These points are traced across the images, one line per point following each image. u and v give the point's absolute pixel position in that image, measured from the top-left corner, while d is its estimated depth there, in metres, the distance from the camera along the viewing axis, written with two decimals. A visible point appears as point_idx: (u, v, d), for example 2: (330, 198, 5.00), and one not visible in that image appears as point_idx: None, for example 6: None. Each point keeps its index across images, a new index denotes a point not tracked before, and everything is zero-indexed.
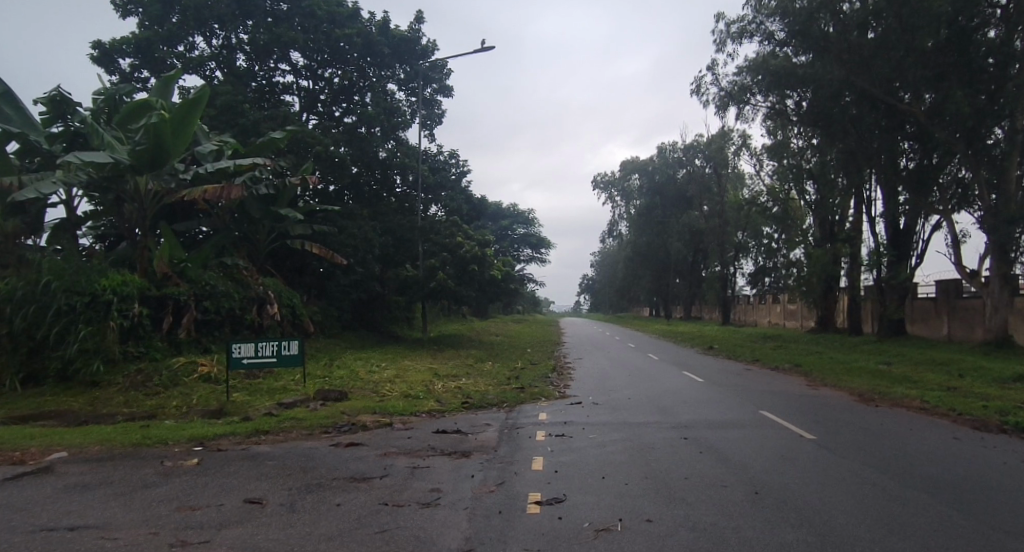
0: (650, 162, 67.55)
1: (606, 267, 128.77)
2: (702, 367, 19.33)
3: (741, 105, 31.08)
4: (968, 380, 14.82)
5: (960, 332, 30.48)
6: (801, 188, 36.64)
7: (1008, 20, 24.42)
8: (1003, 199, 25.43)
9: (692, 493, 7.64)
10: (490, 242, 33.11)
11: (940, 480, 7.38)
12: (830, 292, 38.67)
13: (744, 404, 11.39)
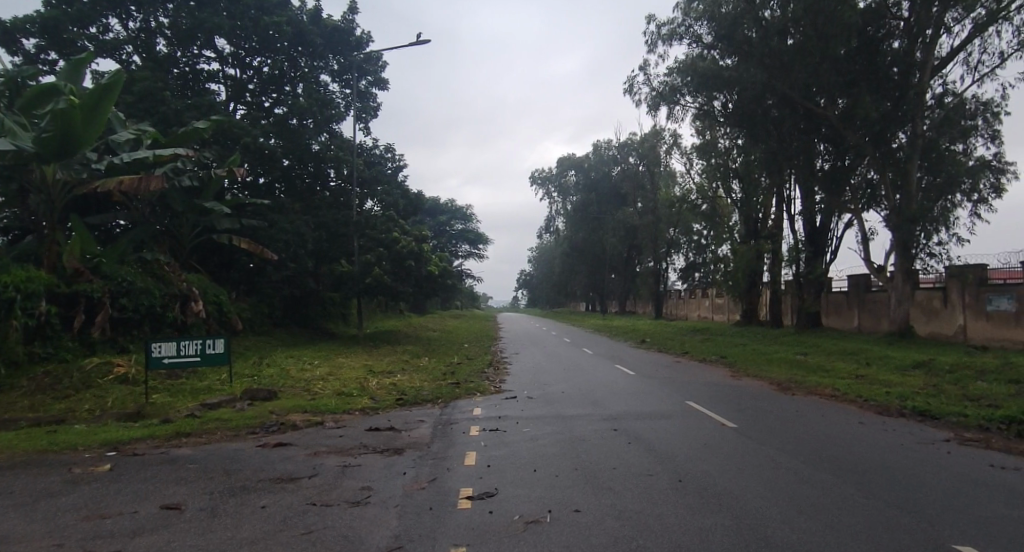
0: (586, 160, 69.62)
1: (544, 264, 130.27)
2: (634, 360, 19.87)
3: (671, 105, 31.68)
4: (874, 368, 15.82)
5: (868, 324, 32.43)
6: (727, 186, 38.22)
7: (910, 31, 26.33)
8: (905, 199, 27.25)
9: (619, 482, 7.87)
10: (428, 238, 32.96)
11: (846, 462, 7.87)
12: (754, 286, 40.52)
13: (671, 395, 11.80)
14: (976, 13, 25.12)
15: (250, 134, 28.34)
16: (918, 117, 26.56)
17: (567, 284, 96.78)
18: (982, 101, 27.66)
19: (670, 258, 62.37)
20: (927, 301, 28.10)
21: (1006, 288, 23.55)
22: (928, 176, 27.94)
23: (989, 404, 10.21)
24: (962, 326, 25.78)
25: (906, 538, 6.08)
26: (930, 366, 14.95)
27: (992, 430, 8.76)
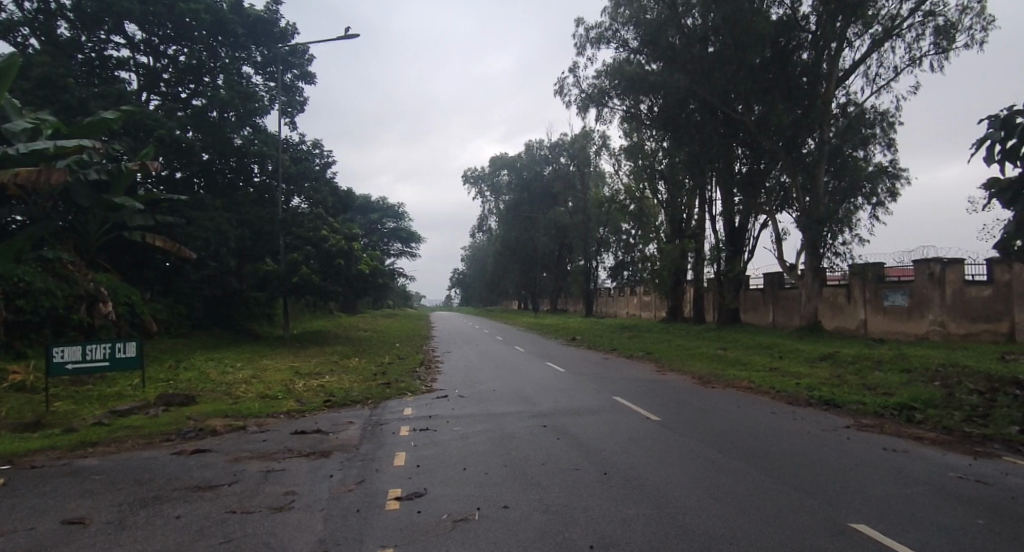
0: (519, 159, 70.20)
1: (479, 262, 130.64)
2: (563, 357, 20.24)
3: (600, 107, 32.10)
4: (786, 360, 16.87)
5: (782, 318, 34.33)
6: (654, 187, 39.52)
7: (817, 44, 28.13)
8: (814, 202, 28.83)
9: (547, 477, 8.01)
10: (358, 236, 32.32)
11: (759, 450, 8.31)
12: (678, 284, 41.99)
13: (600, 391, 12.08)
14: (874, 29, 27.12)
15: (165, 126, 26.85)
16: (825, 124, 28.38)
17: (501, 281, 97.15)
18: (879, 112, 29.94)
19: (599, 256, 63.74)
20: (832, 297, 29.95)
21: (900, 284, 25.50)
22: (833, 179, 30.15)
23: (885, 391, 11.09)
24: (863, 320, 27.66)
25: (810, 520, 6.50)
26: (835, 358, 16.07)
27: (887, 416, 9.51)
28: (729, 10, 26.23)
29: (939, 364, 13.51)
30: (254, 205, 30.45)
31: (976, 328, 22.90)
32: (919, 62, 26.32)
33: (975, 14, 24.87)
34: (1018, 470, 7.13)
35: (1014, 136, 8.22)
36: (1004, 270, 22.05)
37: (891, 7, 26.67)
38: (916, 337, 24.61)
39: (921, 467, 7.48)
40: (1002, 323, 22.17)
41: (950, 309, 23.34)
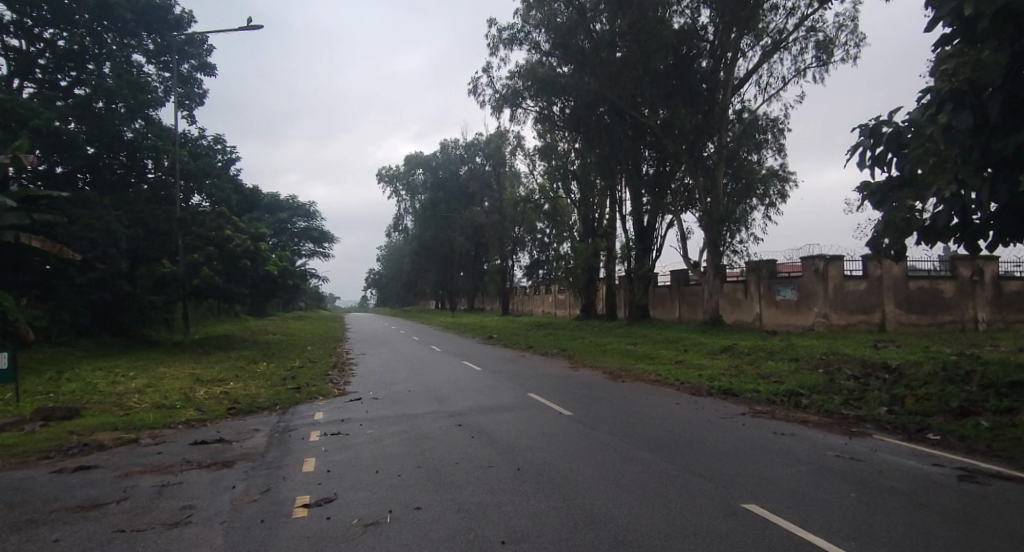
0: (434, 158, 68.31)
1: (395, 262, 128.66)
2: (479, 355, 20.25)
3: (514, 108, 32.27)
4: (689, 352, 17.94)
5: (688, 314, 35.99)
6: (567, 187, 40.36)
7: (714, 53, 29.55)
8: (714, 204, 30.36)
9: (461, 476, 8.02)
10: (265, 235, 32.39)
11: (664, 440, 8.69)
12: (592, 282, 42.99)
13: (515, 388, 12.25)
14: (764, 41, 29.28)
15: (42, 116, 24.60)
16: (723, 129, 30.05)
17: (417, 280, 95.79)
18: (771, 119, 32.09)
19: (515, 255, 64.14)
20: (732, 292, 31.54)
21: (790, 279, 27.28)
22: (732, 181, 31.88)
23: (775, 380, 11.90)
24: (758, 314, 29.30)
25: (707, 503, 6.87)
26: (733, 350, 17.07)
27: (777, 403, 10.23)
28: (634, 18, 27.18)
29: (822, 352, 14.66)
30: (149, 203, 28.49)
31: (853, 320, 25.29)
32: (803, 73, 28.39)
33: (850, 31, 27.07)
34: (885, 446, 7.87)
35: (882, 144, 9.03)
36: (876, 265, 25.41)
37: (779, 22, 28.78)
38: (804, 329, 26.24)
39: (806, 448, 8.09)
40: (874, 314, 25.35)
41: (832, 303, 25.19)
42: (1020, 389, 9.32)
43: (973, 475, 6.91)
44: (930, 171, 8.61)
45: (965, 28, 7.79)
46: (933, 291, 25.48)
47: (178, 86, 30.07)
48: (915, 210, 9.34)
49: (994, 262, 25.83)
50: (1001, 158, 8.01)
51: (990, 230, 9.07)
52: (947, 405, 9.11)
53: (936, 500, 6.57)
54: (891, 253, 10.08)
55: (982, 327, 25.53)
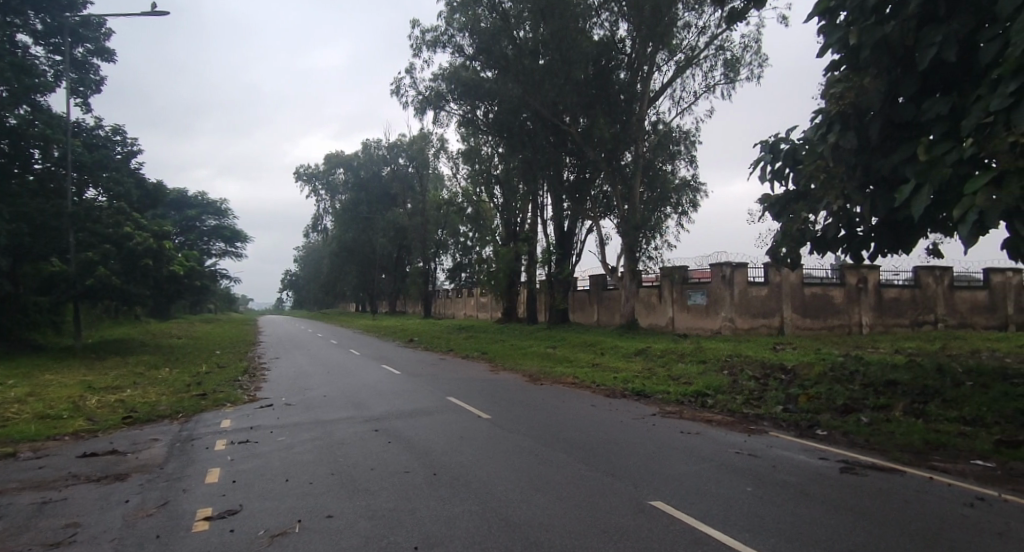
0: (355, 157, 68.43)
1: (313, 264, 124.60)
2: (399, 358, 20.00)
3: (437, 110, 32.10)
4: (607, 356, 18.49)
5: (605, 318, 36.93)
6: (490, 192, 40.55)
7: (632, 66, 30.53)
8: (630, 211, 31.36)
9: (375, 483, 7.87)
10: (169, 233, 30.42)
11: (577, 442, 8.90)
12: (513, 285, 43.33)
13: (434, 392, 12.19)
14: (678, 56, 30.56)
15: None
16: (640, 139, 31.35)
17: (338, 282, 93.18)
18: (685, 131, 32.80)
19: (438, 258, 63.67)
20: (647, 297, 32.54)
21: (700, 284, 28.55)
22: (648, 190, 32.62)
23: (685, 381, 12.48)
24: (671, 318, 30.41)
25: (617, 501, 7.08)
26: (646, 353, 17.70)
27: (685, 403, 10.71)
28: (557, 27, 27.75)
29: (728, 355, 15.49)
30: (36, 197, 26.28)
31: (755, 324, 26.94)
32: (712, 89, 29.89)
33: (754, 52, 28.78)
34: (779, 442, 8.42)
35: (780, 159, 9.64)
36: (776, 272, 27.04)
37: (692, 39, 30.11)
38: (711, 333, 27.59)
39: (708, 446, 8.52)
40: (774, 318, 27.01)
41: (736, 307, 26.78)
42: (895, 387, 10.26)
43: (853, 467, 7.52)
44: (820, 186, 9.32)
45: (850, 56, 8.49)
46: (825, 297, 27.41)
47: (72, 72, 28.01)
48: (808, 221, 10.06)
49: (876, 270, 27.83)
50: (879, 176, 8.81)
51: (871, 241, 9.91)
52: (835, 402, 9.88)
53: (822, 491, 7.09)
54: (788, 261, 10.80)
55: (866, 331, 27.53)
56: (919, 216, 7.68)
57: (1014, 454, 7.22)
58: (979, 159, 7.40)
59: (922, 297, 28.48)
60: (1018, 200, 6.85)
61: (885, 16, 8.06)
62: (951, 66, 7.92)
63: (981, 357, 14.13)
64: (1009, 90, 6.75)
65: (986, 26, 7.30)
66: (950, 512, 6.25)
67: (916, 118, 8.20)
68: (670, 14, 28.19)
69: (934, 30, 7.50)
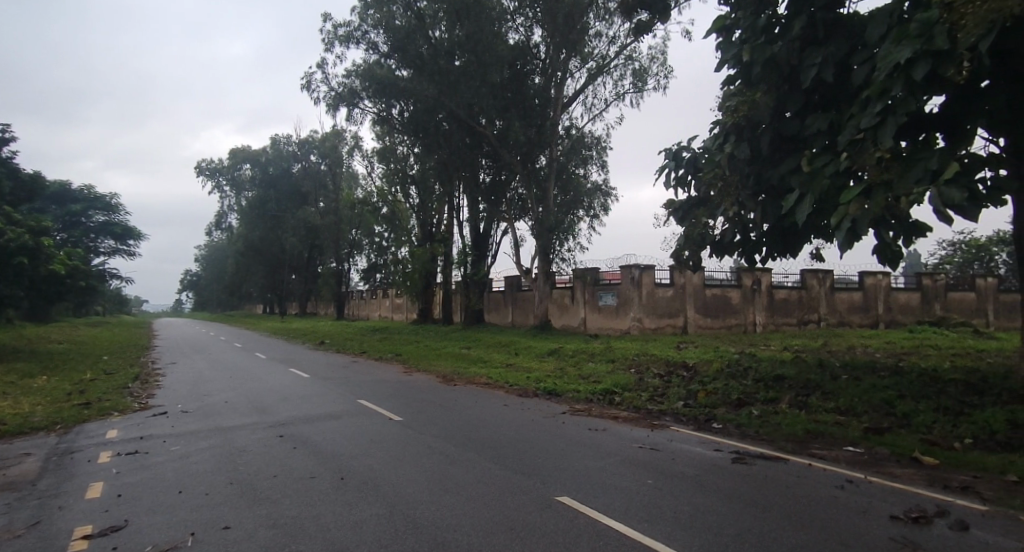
0: (263, 153, 67.24)
1: (216, 264, 118.18)
2: (308, 362, 19.34)
3: (350, 108, 31.39)
4: (520, 356, 18.77)
5: (519, 318, 37.35)
6: (406, 192, 40.13)
7: (546, 71, 31.06)
8: (544, 212, 31.89)
9: (278, 490, 7.57)
10: (47, 229, 27.97)
11: (488, 442, 8.96)
12: (429, 286, 42.95)
13: (345, 395, 11.92)
14: (589, 64, 31.41)
15: None
16: (554, 144, 31.73)
17: (243, 283, 88.41)
18: (597, 137, 34.05)
19: (352, 258, 62.26)
20: (560, 298, 33.22)
21: (611, 286, 29.45)
22: (561, 194, 33.73)
23: (595, 380, 12.83)
24: (582, 318, 31.20)
25: (525, 499, 7.18)
26: (559, 353, 18.09)
27: (594, 401, 11.07)
28: (473, 29, 27.89)
29: (635, 354, 16.11)
30: None
31: (660, 324, 28.18)
32: (622, 98, 30.98)
33: (660, 63, 30.11)
34: (678, 435, 8.85)
35: (682, 167, 10.14)
36: (681, 275, 28.55)
37: (602, 48, 31.03)
38: (620, 333, 28.52)
39: (613, 441, 8.84)
40: (678, 318, 28.44)
41: (644, 308, 27.84)
42: (783, 381, 11.05)
43: (743, 457, 8.04)
44: (718, 193, 9.92)
45: (744, 72, 9.10)
46: (724, 298, 29.14)
47: None
48: (708, 226, 10.65)
49: (768, 272, 29.85)
50: (769, 185, 9.50)
51: (763, 246, 10.63)
52: (731, 397, 10.51)
53: (715, 480, 7.51)
54: (691, 264, 11.44)
55: (759, 329, 29.44)
56: (803, 222, 8.37)
57: (879, 440, 8.00)
58: (853, 171, 8.17)
59: (807, 298, 30.64)
60: (886, 209, 7.59)
61: (773, 36, 8.75)
62: (829, 87, 8.71)
63: (855, 353, 15.45)
64: (876, 110, 7.49)
65: (858, 51, 8.10)
66: (826, 495, 6.79)
67: (800, 133, 8.91)
68: (581, 22, 29.07)
69: (815, 52, 8.22)
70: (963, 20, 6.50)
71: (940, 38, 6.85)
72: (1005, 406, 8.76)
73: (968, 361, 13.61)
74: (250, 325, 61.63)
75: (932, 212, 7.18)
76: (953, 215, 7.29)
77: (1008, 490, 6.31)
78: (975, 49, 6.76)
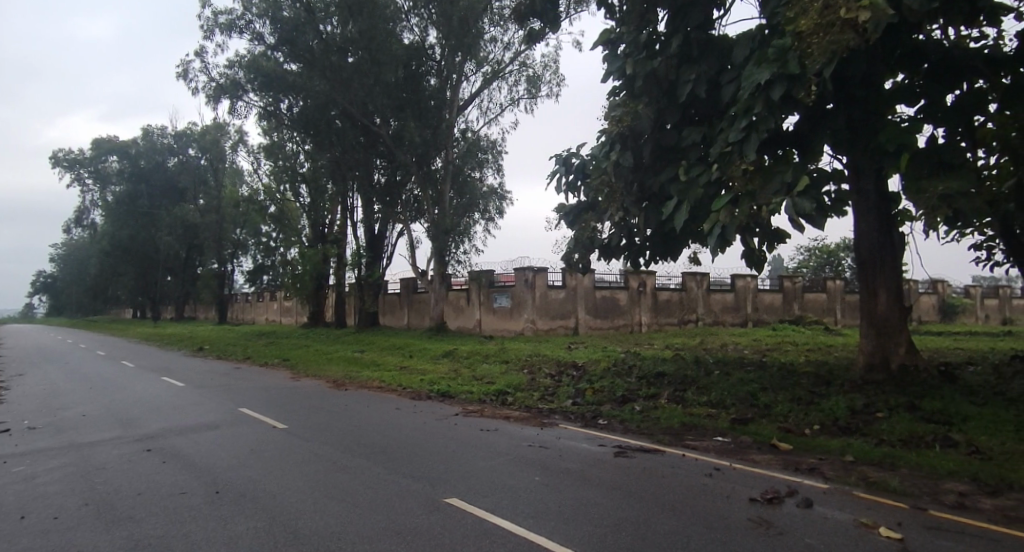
0: (133, 145, 63.25)
1: (76, 266, 107.27)
2: (184, 369, 18.08)
3: (233, 100, 29.68)
4: (414, 358, 18.66)
5: (415, 320, 36.94)
6: (295, 190, 38.54)
7: (441, 73, 30.91)
8: (439, 214, 31.70)
9: (142, 508, 6.98)
10: None
11: (378, 447, 8.79)
12: (321, 288, 41.48)
13: (226, 403, 11.26)
14: (484, 68, 31.63)
15: None
16: (448, 146, 31.91)
17: (109, 285, 80.74)
18: (493, 141, 34.15)
19: (237, 259, 58.84)
20: (456, 300, 33.27)
21: (505, 287, 29.97)
22: (456, 197, 32.86)
23: (488, 381, 12.97)
24: (478, 320, 31.48)
25: (412, 502, 7.09)
26: (454, 354, 18.20)
27: (487, 401, 11.20)
28: (365, 26, 27.46)
29: (527, 355, 16.44)
30: None
31: (553, 324, 29.09)
32: (516, 103, 31.48)
33: (553, 71, 30.93)
34: (567, 433, 9.13)
35: (572, 172, 10.49)
36: (572, 277, 29.54)
37: (497, 53, 31.31)
38: (514, 334, 29.20)
39: (504, 440, 8.97)
40: (569, 319, 29.40)
41: (537, 310, 28.69)
42: (663, 377, 11.75)
43: (624, 451, 8.43)
44: (605, 199, 10.41)
45: (627, 84, 9.59)
46: (612, 300, 30.46)
47: None
48: (597, 230, 11.13)
49: (652, 275, 31.50)
50: (651, 193, 10.07)
51: (646, 250, 11.24)
52: (616, 394, 11.02)
53: (598, 474, 7.83)
54: (580, 266, 11.90)
55: (645, 329, 30.97)
56: (679, 228, 8.96)
57: (743, 430, 8.69)
58: (722, 182, 8.82)
59: (686, 299, 32.62)
60: (750, 217, 8.28)
61: (654, 53, 9.33)
62: (703, 102, 9.38)
63: (731, 350, 16.68)
64: (741, 126, 8.15)
65: (727, 71, 8.80)
66: (695, 482, 7.27)
67: (677, 144, 9.54)
68: (477, 27, 29.12)
69: (690, 70, 8.85)
70: (811, 48, 7.24)
71: (793, 63, 7.59)
72: (846, 395, 9.85)
73: (819, 355, 15.11)
74: (119, 331, 56.46)
75: (788, 220, 7.92)
76: (805, 223, 8.08)
77: (845, 469, 7.08)
78: (820, 75, 7.55)
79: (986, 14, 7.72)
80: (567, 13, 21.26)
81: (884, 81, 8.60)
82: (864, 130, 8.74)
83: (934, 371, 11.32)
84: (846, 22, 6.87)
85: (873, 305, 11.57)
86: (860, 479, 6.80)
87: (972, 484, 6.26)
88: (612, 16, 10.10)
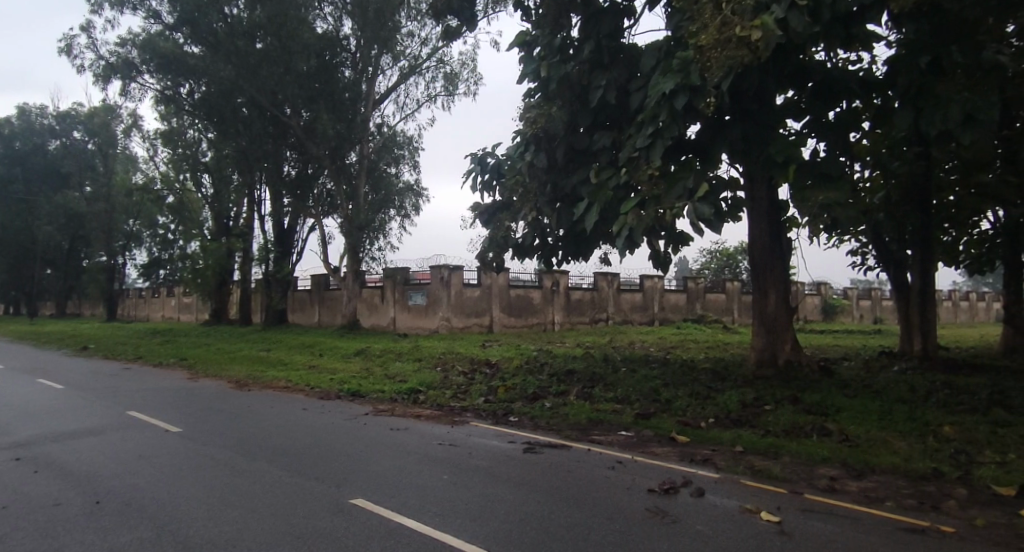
0: (6, 124, 58.17)
1: None
2: (63, 371, 16.59)
3: (125, 81, 27.57)
4: (324, 356, 18.11)
5: (327, 317, 35.82)
6: (196, 179, 36.34)
7: (356, 65, 30.10)
8: (354, 210, 30.78)
9: (8, 522, 6.34)
10: None
11: (280, 449, 8.46)
12: (225, 284, 39.30)
13: (111, 406, 10.47)
14: (401, 62, 31.08)
15: None
16: (364, 140, 30.90)
17: None
18: (410, 137, 33.72)
19: (129, 252, 54.54)
20: (370, 297, 32.62)
21: (421, 285, 29.70)
22: (371, 192, 32.35)
23: (401, 380, 12.78)
24: (392, 318, 30.99)
25: (314, 504, 6.88)
26: (365, 353, 17.78)
27: (397, 400, 11.05)
28: (273, 11, 26.60)
29: (440, 353, 16.34)
30: None
31: (468, 322, 29.24)
32: (433, 100, 31.18)
33: (471, 70, 30.93)
34: (477, 430, 9.19)
35: (487, 172, 10.53)
36: (488, 275, 29.80)
37: (415, 48, 30.93)
38: (429, 332, 28.98)
39: (414, 439, 8.89)
40: (484, 317, 29.62)
41: (451, 307, 28.71)
42: (573, 375, 12.04)
43: (532, 446, 8.57)
44: (520, 198, 10.55)
45: (542, 86, 9.75)
46: (526, 298, 30.86)
47: None
48: (511, 229, 11.26)
49: (566, 275, 32.16)
50: (564, 194, 10.30)
51: (559, 249, 11.47)
52: (527, 391, 11.17)
53: (505, 470, 7.92)
54: (495, 264, 11.97)
55: (557, 327, 31.55)
56: (591, 229, 9.24)
57: (645, 424, 9.07)
58: (631, 186, 9.15)
59: (598, 298, 33.61)
60: (656, 219, 8.64)
61: (568, 57, 9.56)
62: (613, 108, 9.69)
63: (640, 348, 17.30)
64: (648, 133, 8.50)
65: (636, 79, 9.14)
66: (598, 476, 7.50)
67: (590, 147, 9.82)
68: (393, 21, 28.59)
69: (600, 76, 9.12)
70: (710, 61, 7.62)
71: (694, 74, 7.98)
72: (739, 390, 10.50)
73: (717, 352, 16.02)
74: None
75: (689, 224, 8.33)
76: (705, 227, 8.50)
77: (735, 459, 7.53)
78: (719, 88, 7.99)
79: (862, 40, 8.45)
80: (484, 12, 21.31)
81: (776, 96, 9.21)
82: (758, 142, 9.33)
83: (815, 366, 12.27)
84: (741, 39, 7.30)
85: (764, 305, 12.38)
86: (747, 468, 7.27)
87: (842, 468, 6.85)
88: (529, 17, 10.24)
